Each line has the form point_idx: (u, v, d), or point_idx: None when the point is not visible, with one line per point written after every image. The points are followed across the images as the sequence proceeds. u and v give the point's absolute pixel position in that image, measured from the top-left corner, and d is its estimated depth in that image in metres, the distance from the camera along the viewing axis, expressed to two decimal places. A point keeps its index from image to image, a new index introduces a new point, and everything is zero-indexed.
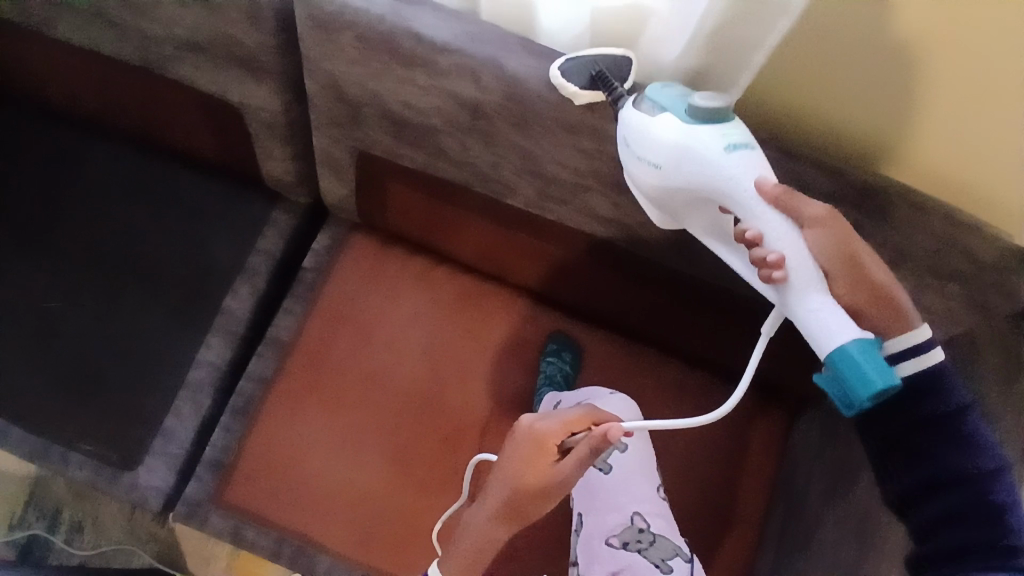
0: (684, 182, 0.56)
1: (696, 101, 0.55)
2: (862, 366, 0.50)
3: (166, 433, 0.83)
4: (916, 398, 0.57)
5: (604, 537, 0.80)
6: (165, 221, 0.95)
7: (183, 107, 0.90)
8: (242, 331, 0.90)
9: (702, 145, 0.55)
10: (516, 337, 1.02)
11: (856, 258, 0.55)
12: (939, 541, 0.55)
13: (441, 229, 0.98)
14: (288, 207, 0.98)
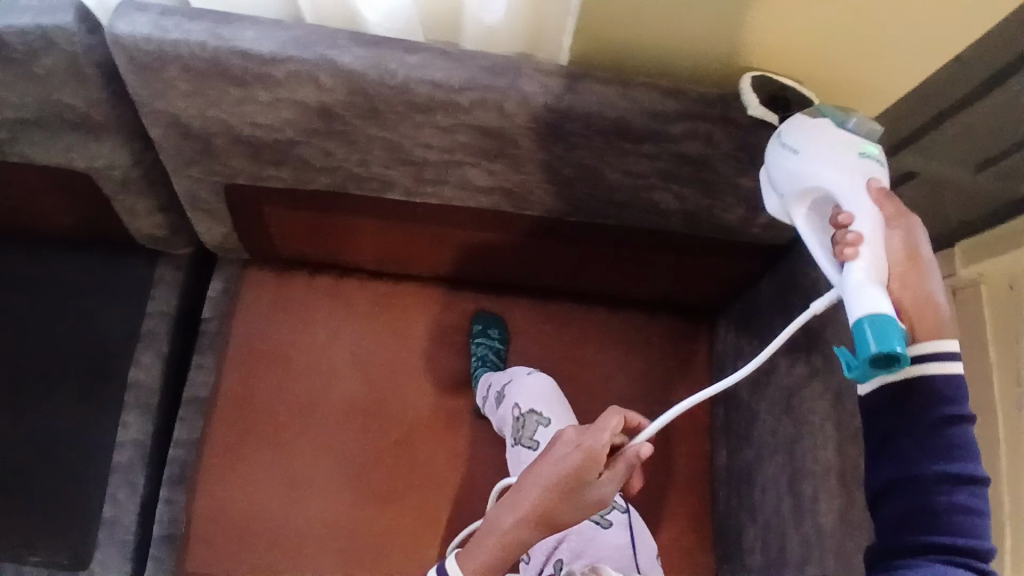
0: (792, 166, 0.58)
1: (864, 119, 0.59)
2: (886, 329, 0.48)
3: (109, 522, 0.81)
4: (930, 402, 0.51)
5: None
6: (44, 309, 0.88)
7: (25, 184, 0.81)
8: (157, 400, 0.87)
9: (833, 138, 0.57)
10: (439, 327, 0.99)
11: (918, 265, 0.53)
12: (885, 518, 0.52)
13: (334, 242, 0.91)
14: (171, 261, 0.92)
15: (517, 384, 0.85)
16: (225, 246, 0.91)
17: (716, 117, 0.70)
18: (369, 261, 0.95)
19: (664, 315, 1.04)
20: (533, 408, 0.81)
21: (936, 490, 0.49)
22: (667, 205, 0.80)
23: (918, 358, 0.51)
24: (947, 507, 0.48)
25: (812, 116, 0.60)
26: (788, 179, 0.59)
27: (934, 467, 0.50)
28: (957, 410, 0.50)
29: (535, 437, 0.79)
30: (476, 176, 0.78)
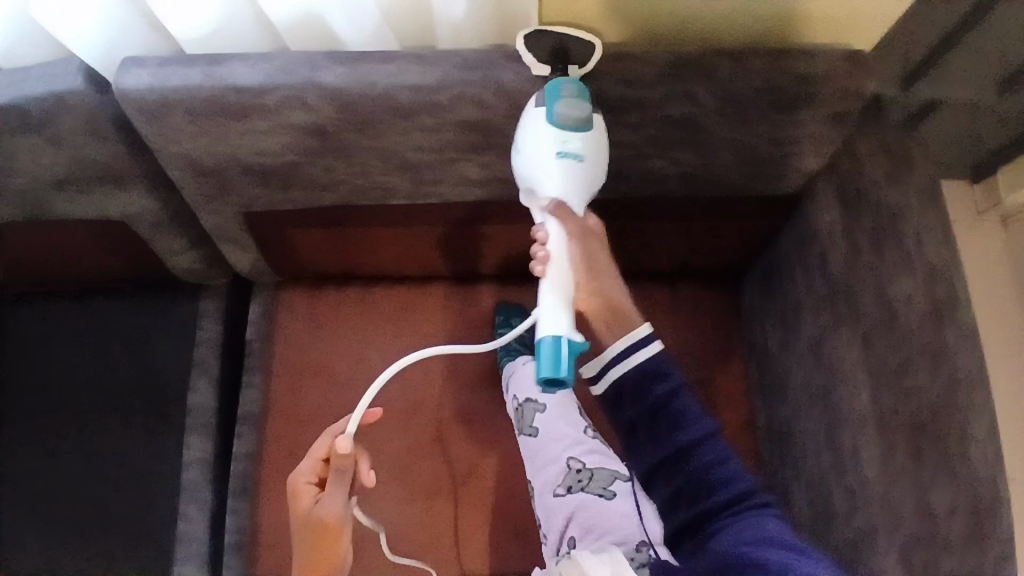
0: (518, 161, 0.66)
1: (563, 108, 0.63)
2: (563, 351, 0.59)
3: (184, 536, 0.90)
4: (647, 382, 0.69)
5: (551, 491, 0.79)
6: (111, 352, 0.98)
7: (77, 242, 0.91)
8: (215, 419, 0.95)
9: (533, 147, 0.63)
10: (465, 322, 1.03)
11: (593, 273, 0.70)
12: (688, 508, 0.65)
13: (352, 253, 0.95)
14: (212, 292, 1.00)
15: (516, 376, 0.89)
16: (256, 271, 0.98)
17: (695, 76, 0.70)
18: (389, 267, 0.99)
19: (687, 282, 1.02)
20: (529, 397, 0.86)
21: (691, 458, 0.66)
22: (664, 170, 0.80)
23: (624, 351, 0.70)
24: (710, 468, 0.65)
25: (527, 114, 0.65)
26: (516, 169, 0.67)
27: (680, 437, 0.66)
28: (665, 383, 0.69)
29: (533, 423, 0.84)
30: (470, 171, 0.80)
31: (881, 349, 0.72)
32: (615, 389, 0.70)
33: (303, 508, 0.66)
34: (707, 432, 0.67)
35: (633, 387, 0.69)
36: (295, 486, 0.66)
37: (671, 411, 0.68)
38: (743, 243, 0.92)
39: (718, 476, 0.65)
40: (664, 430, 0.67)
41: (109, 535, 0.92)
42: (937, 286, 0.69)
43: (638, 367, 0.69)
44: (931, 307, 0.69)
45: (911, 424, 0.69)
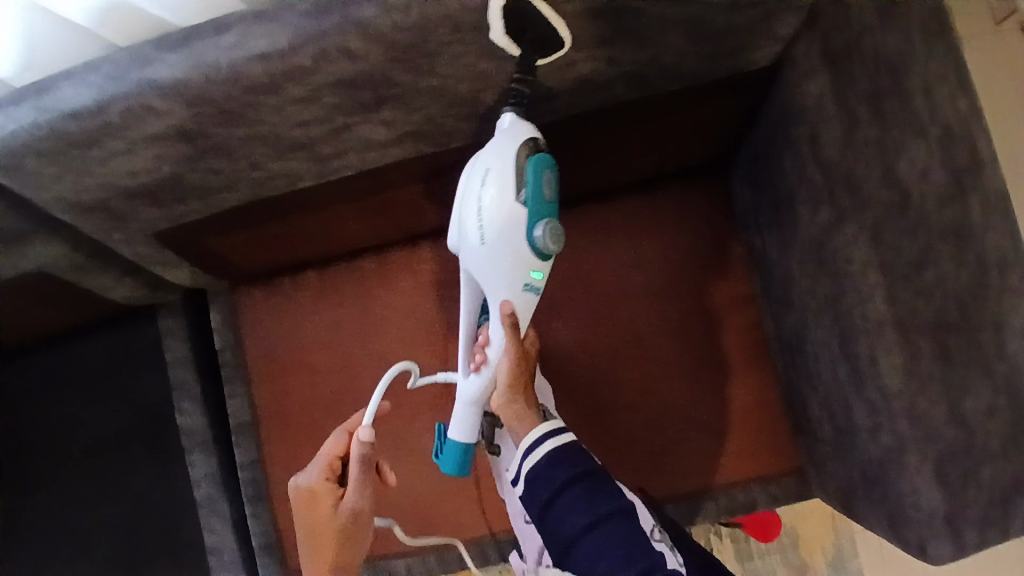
0: (480, 256, 0.61)
1: (541, 238, 0.59)
2: (454, 457, 0.72)
3: (214, 550, 0.91)
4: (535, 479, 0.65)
5: (521, 515, 0.79)
6: (80, 398, 0.93)
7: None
8: (211, 437, 0.93)
9: (505, 267, 0.61)
10: (434, 283, 0.94)
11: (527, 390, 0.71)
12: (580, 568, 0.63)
13: (291, 246, 0.87)
14: (165, 313, 0.93)
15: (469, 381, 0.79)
16: (201, 282, 0.91)
17: None
18: (337, 245, 0.90)
19: (666, 187, 0.90)
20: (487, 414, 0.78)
21: (583, 551, 0.62)
22: (603, 74, 0.64)
23: (536, 440, 0.66)
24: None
25: (501, 215, 0.59)
26: (473, 258, 0.62)
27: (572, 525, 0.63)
28: (551, 462, 0.65)
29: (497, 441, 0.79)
30: (373, 132, 0.67)
31: (892, 239, 0.61)
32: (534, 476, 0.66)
33: (328, 511, 0.70)
34: (599, 513, 0.62)
35: (539, 484, 0.65)
36: (319, 486, 0.70)
37: (560, 494, 0.64)
38: (720, 131, 0.78)
39: (623, 554, 0.61)
40: (560, 518, 0.63)
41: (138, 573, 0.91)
42: (953, 150, 0.60)
43: (552, 453, 0.65)
44: (950, 179, 0.60)
45: (935, 322, 0.59)
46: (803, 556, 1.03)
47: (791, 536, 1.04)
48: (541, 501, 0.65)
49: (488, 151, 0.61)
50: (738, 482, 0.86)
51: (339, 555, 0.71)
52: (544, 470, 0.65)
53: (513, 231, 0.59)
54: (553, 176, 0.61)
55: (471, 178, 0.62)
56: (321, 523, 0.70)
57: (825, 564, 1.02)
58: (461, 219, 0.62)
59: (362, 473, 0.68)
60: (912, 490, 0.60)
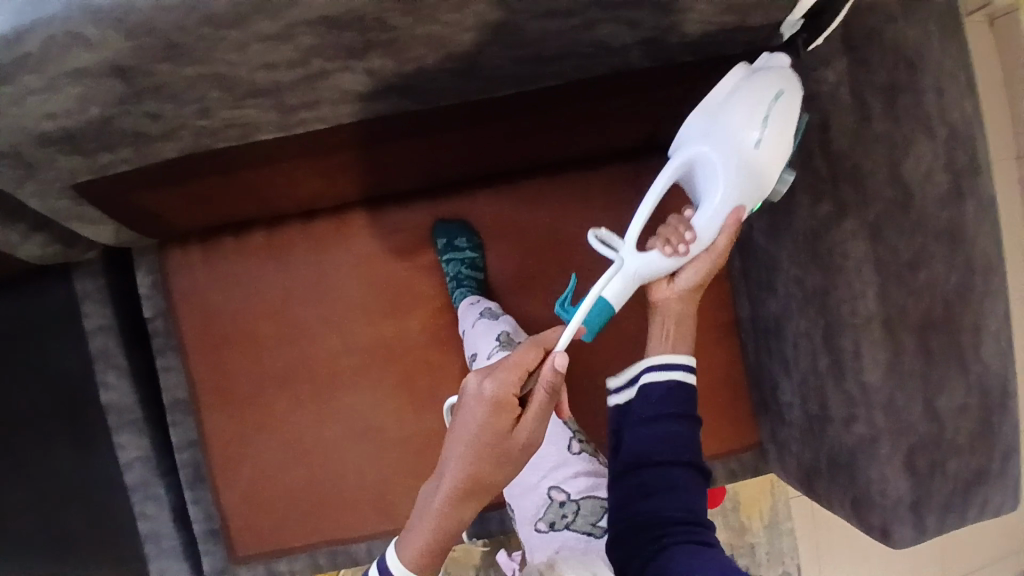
0: (741, 162, 0.60)
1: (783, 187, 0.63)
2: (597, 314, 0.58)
3: (150, 537, 0.83)
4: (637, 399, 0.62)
5: (531, 523, 0.69)
6: None
7: None
8: (142, 414, 0.83)
9: (753, 185, 0.60)
10: (400, 249, 0.87)
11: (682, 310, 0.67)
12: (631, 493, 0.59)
13: (239, 202, 0.76)
14: (83, 272, 0.80)
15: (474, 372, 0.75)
16: (127, 240, 0.78)
17: None
18: (294, 204, 0.80)
19: (653, 160, 0.87)
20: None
21: (644, 480, 0.59)
22: (620, 39, 0.58)
23: (664, 365, 0.62)
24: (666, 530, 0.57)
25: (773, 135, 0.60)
26: (736, 153, 0.60)
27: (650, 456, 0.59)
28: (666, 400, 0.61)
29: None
30: (354, 82, 0.57)
31: (890, 238, 0.61)
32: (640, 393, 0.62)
33: (505, 430, 0.54)
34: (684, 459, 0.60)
35: (643, 402, 0.61)
36: (504, 400, 0.54)
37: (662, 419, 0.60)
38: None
39: (677, 501, 0.58)
40: (646, 441, 0.60)
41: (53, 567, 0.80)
42: (953, 154, 0.60)
43: (674, 384, 0.62)
44: (950, 181, 0.61)
45: (920, 322, 0.61)
46: (742, 518, 1.10)
47: (733, 500, 1.10)
48: (638, 412, 0.61)
49: (781, 71, 0.60)
50: (702, 458, 0.88)
51: (500, 474, 0.55)
52: (660, 393, 0.61)
53: (777, 158, 0.61)
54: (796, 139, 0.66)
55: (759, 81, 0.60)
56: (493, 452, 0.54)
57: (761, 525, 1.10)
58: (738, 106, 0.60)
59: (548, 404, 0.56)
60: (882, 478, 0.64)
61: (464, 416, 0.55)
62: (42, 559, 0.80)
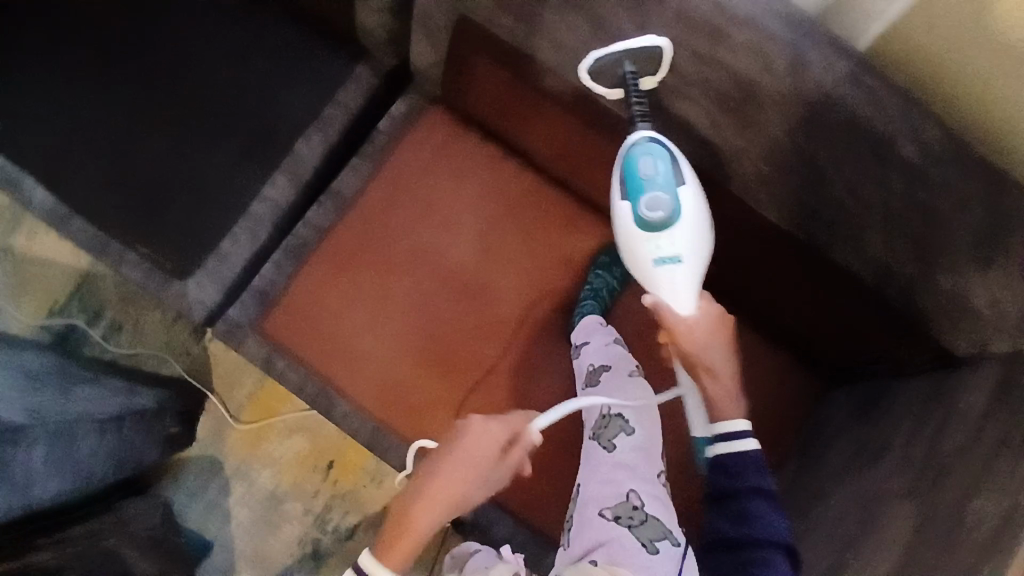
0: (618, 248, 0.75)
1: (646, 216, 0.69)
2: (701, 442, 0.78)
3: (221, 255, 0.90)
4: (727, 476, 0.69)
5: (597, 507, 0.74)
6: (243, 58, 0.94)
7: None
8: (308, 177, 0.93)
9: (632, 258, 0.72)
10: (571, 250, 0.97)
11: (707, 369, 0.70)
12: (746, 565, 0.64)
13: (518, 119, 0.89)
14: (373, 63, 0.94)
15: (609, 379, 0.83)
16: (424, 71, 0.91)
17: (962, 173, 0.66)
18: (541, 152, 0.93)
19: (784, 354, 0.97)
20: (621, 413, 0.80)
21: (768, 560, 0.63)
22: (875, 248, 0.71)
23: (721, 439, 0.70)
24: None
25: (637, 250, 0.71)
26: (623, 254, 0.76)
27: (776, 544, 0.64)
28: (761, 482, 0.67)
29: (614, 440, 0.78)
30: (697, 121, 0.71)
31: None
32: (718, 459, 0.70)
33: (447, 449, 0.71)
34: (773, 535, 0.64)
35: (723, 470, 0.69)
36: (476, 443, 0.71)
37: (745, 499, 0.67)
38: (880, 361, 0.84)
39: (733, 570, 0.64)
40: (756, 515, 0.66)
41: (149, 212, 0.90)
42: None
43: (719, 455, 0.70)
44: None
45: None
46: None
47: None
48: (756, 488, 0.67)
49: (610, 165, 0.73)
50: None
51: (457, 494, 0.69)
52: (757, 476, 0.68)
53: (627, 231, 0.71)
54: (653, 158, 0.68)
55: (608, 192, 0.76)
56: (455, 477, 0.69)
57: None
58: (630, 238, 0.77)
59: (508, 447, 0.71)
60: None
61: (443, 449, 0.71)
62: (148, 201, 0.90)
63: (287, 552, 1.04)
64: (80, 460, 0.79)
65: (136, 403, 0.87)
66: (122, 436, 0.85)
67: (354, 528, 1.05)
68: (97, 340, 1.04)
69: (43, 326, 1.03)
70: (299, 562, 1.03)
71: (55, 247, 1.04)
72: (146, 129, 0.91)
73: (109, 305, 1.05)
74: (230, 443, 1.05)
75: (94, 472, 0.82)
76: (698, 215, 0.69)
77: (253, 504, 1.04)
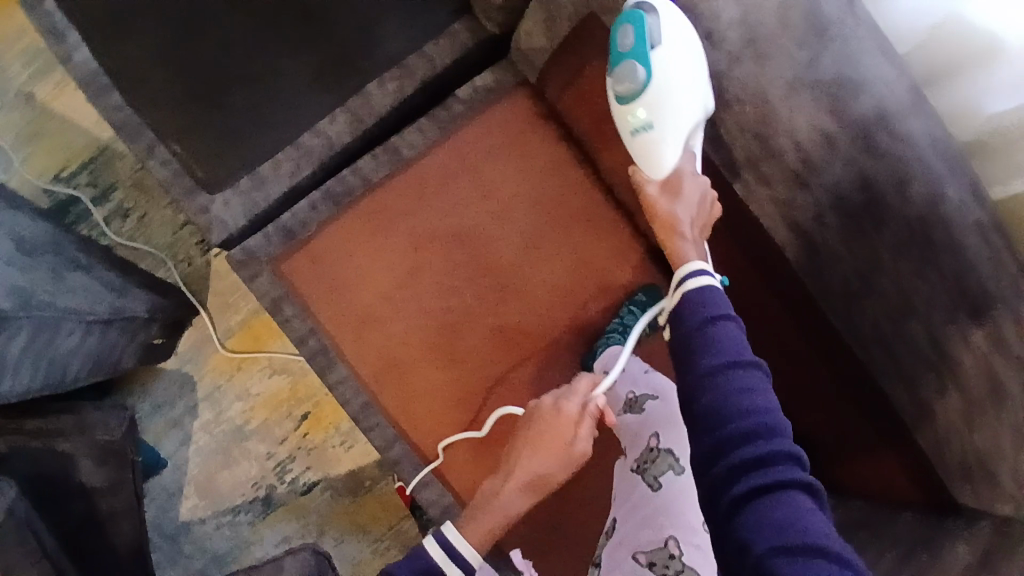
0: None
1: (619, 90, 0.67)
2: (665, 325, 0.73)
3: (257, 178, 0.83)
4: (685, 311, 0.60)
5: (632, 550, 0.69)
6: None
7: None
8: (371, 124, 0.86)
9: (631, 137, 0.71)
10: (614, 280, 0.91)
11: (675, 228, 0.65)
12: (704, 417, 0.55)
13: (607, 130, 0.83)
14: (473, 26, 0.87)
15: (655, 409, 0.77)
16: (525, 51, 0.85)
17: None
18: (615, 173, 0.86)
19: None
20: (671, 449, 0.73)
21: (717, 383, 0.55)
22: None
23: (682, 280, 0.62)
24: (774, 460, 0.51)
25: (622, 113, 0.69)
26: None
27: (719, 368, 0.55)
28: (713, 312, 0.58)
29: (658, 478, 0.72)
30: None
31: None
32: (684, 304, 0.60)
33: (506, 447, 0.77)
34: (738, 356, 0.55)
35: (696, 304, 0.59)
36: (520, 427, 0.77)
37: (707, 329, 0.57)
38: None
39: (730, 412, 0.53)
40: (708, 341, 0.57)
41: (193, 109, 0.83)
42: None
43: (696, 290, 0.60)
44: None
45: None
46: None
47: None
48: (708, 314, 0.58)
49: None
50: None
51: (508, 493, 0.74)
52: (708, 303, 0.59)
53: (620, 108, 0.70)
54: (630, 29, 0.65)
55: None
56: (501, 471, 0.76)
57: None
58: None
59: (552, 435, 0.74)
60: None
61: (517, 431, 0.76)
62: (196, 98, 0.83)
63: (239, 489, 1.02)
64: (58, 352, 0.77)
65: (127, 307, 0.84)
66: (106, 338, 0.83)
67: (312, 484, 1.03)
68: (99, 221, 1.00)
69: (47, 191, 1.00)
70: (249, 502, 1.02)
71: (84, 112, 1.00)
72: (216, 21, 0.84)
73: (121, 187, 1.01)
74: (209, 364, 1.02)
75: (71, 366, 0.81)
76: (681, 78, 0.64)
77: (215, 433, 1.02)
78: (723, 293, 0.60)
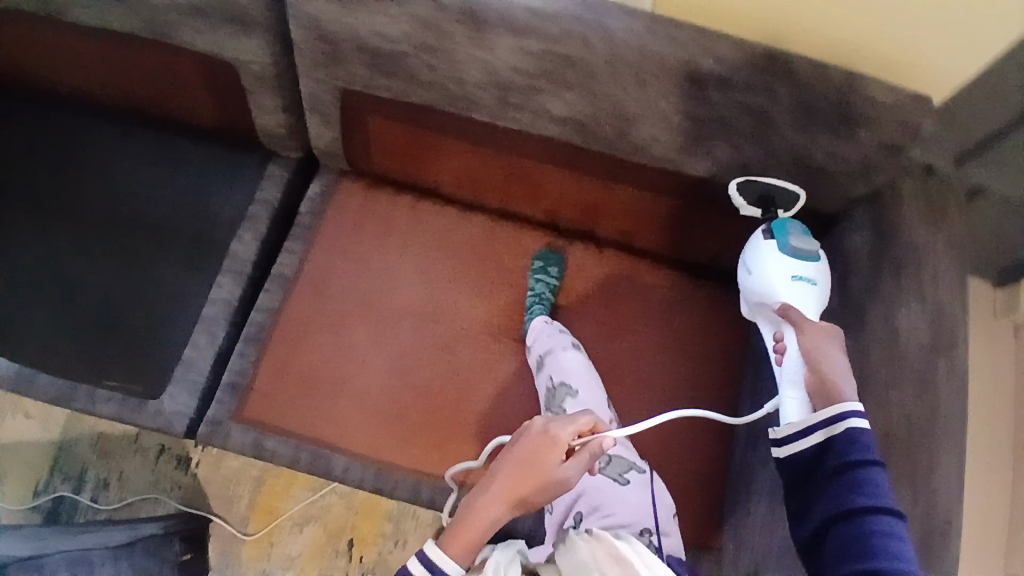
0: (746, 282, 0.88)
1: (795, 245, 0.84)
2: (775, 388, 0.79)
3: (187, 363, 0.94)
4: (834, 450, 0.70)
5: None
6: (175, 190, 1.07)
7: (191, 83, 0.99)
8: (249, 271, 1.01)
9: (780, 293, 0.83)
10: (501, 256, 1.08)
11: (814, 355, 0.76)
12: (841, 533, 0.66)
13: (417, 158, 1.02)
14: (283, 161, 1.07)
15: (551, 363, 0.97)
16: (328, 150, 1.05)
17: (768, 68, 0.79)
18: (445, 183, 1.06)
19: (707, 282, 1.09)
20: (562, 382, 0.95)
21: (858, 518, 0.66)
22: (724, 155, 0.87)
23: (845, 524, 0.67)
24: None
25: (786, 259, 0.84)
26: (748, 288, 0.88)
27: (864, 501, 0.66)
28: (861, 454, 0.69)
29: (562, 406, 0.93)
30: (552, 103, 0.87)
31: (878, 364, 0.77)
32: (830, 443, 0.71)
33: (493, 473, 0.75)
34: (886, 504, 0.66)
35: (844, 443, 0.70)
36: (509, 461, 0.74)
37: (856, 474, 0.68)
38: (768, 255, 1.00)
39: (860, 545, 0.64)
40: (861, 483, 0.67)
41: (116, 345, 0.97)
42: (937, 323, 0.77)
43: (853, 432, 0.70)
44: (931, 340, 0.76)
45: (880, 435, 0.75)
46: None
47: None
48: (856, 456, 0.69)
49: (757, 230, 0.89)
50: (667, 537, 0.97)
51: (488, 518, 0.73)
52: (855, 439, 0.69)
53: (770, 271, 0.84)
54: (797, 225, 0.86)
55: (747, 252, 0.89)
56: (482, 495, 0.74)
57: None
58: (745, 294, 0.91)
59: (539, 459, 0.72)
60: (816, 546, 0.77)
61: (511, 453, 0.74)
62: (115, 337, 0.98)
63: None
64: None
65: None
66: None
67: None
68: (87, 504, 1.07)
69: (32, 508, 1.07)
70: None
71: (29, 428, 1.10)
72: (99, 277, 1.01)
73: (90, 465, 1.09)
74: (244, 556, 1.05)
75: None
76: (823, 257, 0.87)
77: None
78: (874, 441, 0.70)
